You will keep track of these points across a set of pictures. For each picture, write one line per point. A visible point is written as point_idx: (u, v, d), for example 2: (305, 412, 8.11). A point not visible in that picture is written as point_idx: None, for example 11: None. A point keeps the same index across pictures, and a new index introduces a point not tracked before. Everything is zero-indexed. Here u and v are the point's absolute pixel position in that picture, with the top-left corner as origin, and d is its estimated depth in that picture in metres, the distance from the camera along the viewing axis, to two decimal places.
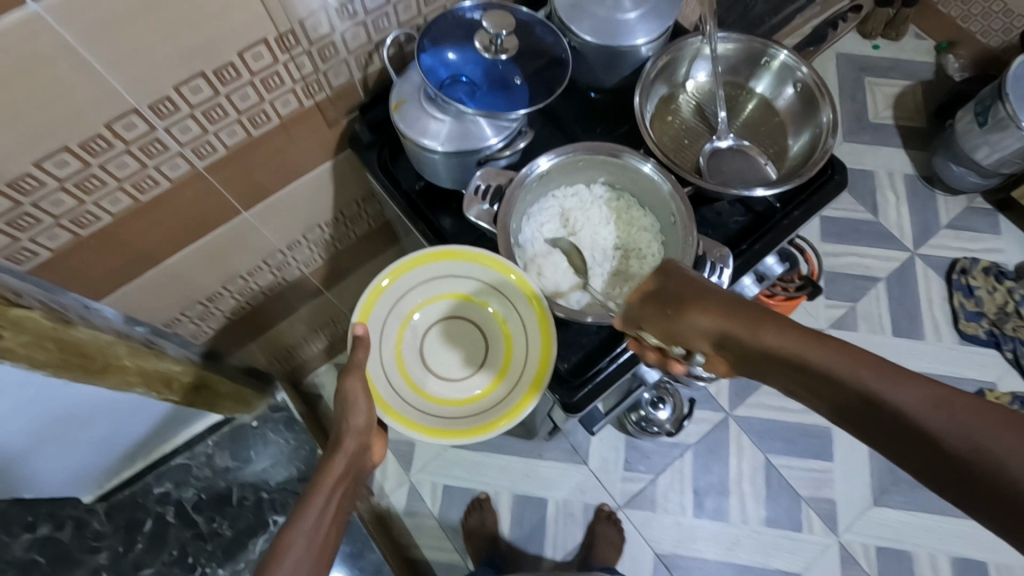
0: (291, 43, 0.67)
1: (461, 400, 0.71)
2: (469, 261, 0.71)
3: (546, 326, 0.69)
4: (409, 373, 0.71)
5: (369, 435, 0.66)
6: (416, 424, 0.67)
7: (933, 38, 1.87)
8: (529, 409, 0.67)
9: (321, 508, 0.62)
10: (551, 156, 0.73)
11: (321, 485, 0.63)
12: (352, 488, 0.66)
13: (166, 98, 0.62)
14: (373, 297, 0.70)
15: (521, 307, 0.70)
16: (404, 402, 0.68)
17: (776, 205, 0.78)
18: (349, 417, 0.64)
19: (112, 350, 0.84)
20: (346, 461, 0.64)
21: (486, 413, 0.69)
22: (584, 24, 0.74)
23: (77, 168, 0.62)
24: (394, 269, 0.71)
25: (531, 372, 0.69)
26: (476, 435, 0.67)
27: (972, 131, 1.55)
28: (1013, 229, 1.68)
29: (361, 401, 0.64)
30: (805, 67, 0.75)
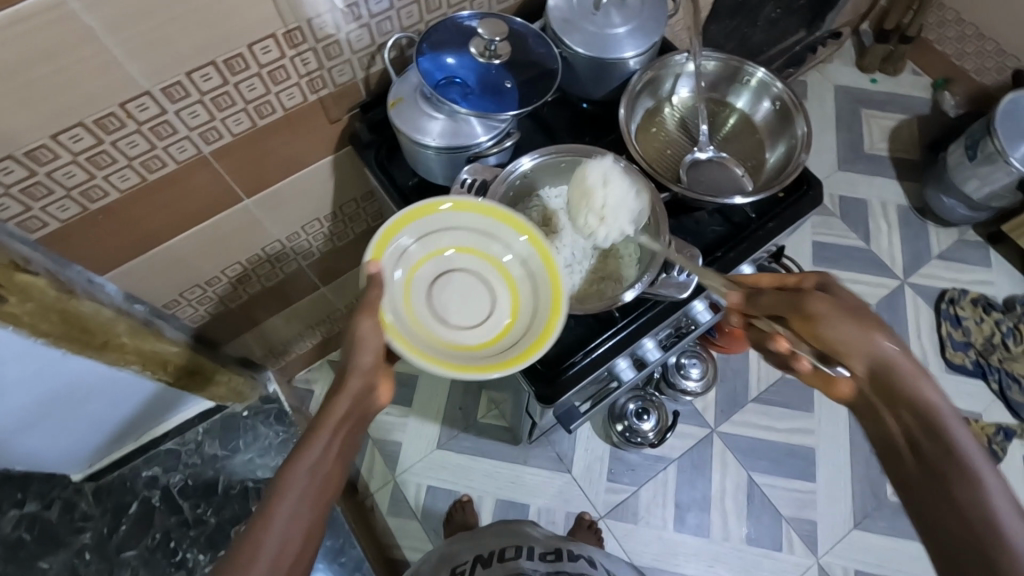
0: (298, 40, 0.71)
1: (474, 346, 0.68)
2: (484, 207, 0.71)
3: (563, 270, 0.68)
4: (420, 316, 0.67)
5: (375, 374, 0.62)
6: (437, 361, 0.63)
7: (929, 75, 1.92)
8: (555, 344, 0.65)
9: (324, 448, 0.58)
10: (533, 156, 0.77)
11: (326, 425, 0.59)
12: (358, 429, 0.62)
13: (178, 83, 0.66)
14: (385, 240, 0.68)
15: (539, 251, 0.70)
16: (420, 344, 0.65)
17: (751, 214, 0.82)
18: (355, 355, 0.61)
19: (112, 326, 0.88)
20: (350, 400, 0.60)
21: (503, 355, 0.66)
22: (576, 37, 0.78)
23: (90, 143, 0.66)
24: (404, 213, 0.68)
25: (554, 312, 0.67)
26: (501, 370, 0.64)
27: (962, 164, 1.58)
28: (1003, 263, 1.71)
29: (370, 339, 0.60)
30: (780, 83, 0.80)
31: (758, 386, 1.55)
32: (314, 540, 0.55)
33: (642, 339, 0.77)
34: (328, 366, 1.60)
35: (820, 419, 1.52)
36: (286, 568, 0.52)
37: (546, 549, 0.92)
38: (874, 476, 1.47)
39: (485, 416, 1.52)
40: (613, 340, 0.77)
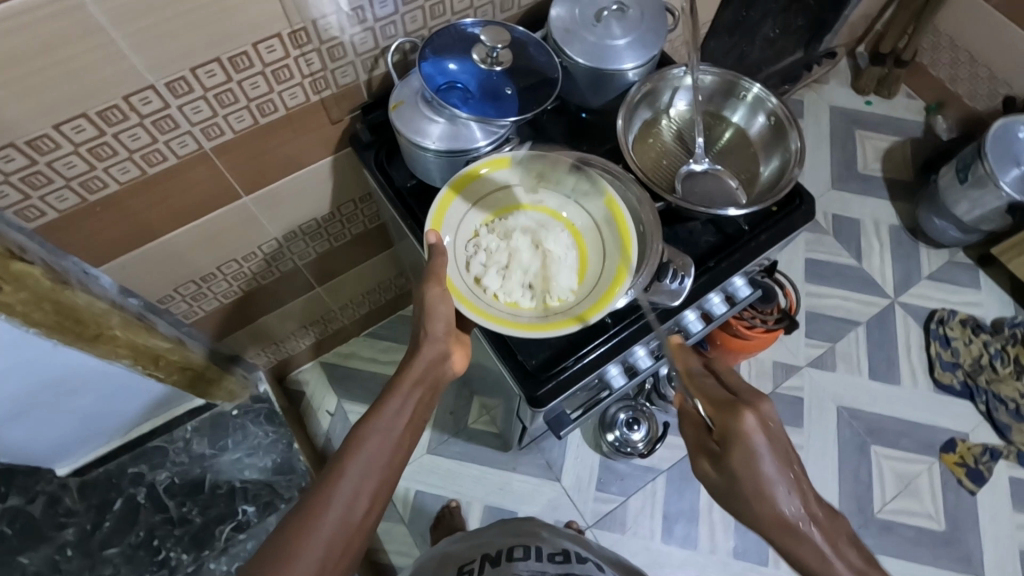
0: (303, 40, 0.72)
1: (542, 301, 0.75)
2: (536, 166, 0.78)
3: (614, 220, 0.76)
4: (485, 279, 0.74)
5: (446, 341, 0.70)
6: (508, 321, 0.71)
7: (923, 98, 1.95)
8: (620, 294, 0.72)
9: (396, 410, 0.66)
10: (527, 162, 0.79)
11: (401, 388, 0.67)
12: (429, 396, 0.69)
13: (182, 78, 0.67)
14: (444, 208, 0.75)
15: (591, 206, 0.79)
16: (489, 305, 0.72)
17: (744, 227, 0.83)
18: (427, 324, 0.69)
19: (106, 319, 0.88)
20: (423, 367, 0.68)
21: (570, 310, 0.73)
22: (576, 47, 0.80)
23: (91, 134, 0.67)
24: (458, 181, 0.76)
25: (612, 264, 0.75)
26: (568, 324, 0.71)
27: (953, 187, 1.61)
28: (992, 285, 1.73)
29: (439, 307, 0.68)
30: (775, 99, 0.82)
31: None
32: (386, 492, 0.62)
33: (633, 347, 0.78)
34: (320, 367, 1.60)
35: (809, 435, 1.54)
36: (357, 521, 0.59)
37: (554, 549, 0.90)
38: (861, 493, 1.48)
39: (475, 422, 1.52)
40: (605, 346, 0.77)
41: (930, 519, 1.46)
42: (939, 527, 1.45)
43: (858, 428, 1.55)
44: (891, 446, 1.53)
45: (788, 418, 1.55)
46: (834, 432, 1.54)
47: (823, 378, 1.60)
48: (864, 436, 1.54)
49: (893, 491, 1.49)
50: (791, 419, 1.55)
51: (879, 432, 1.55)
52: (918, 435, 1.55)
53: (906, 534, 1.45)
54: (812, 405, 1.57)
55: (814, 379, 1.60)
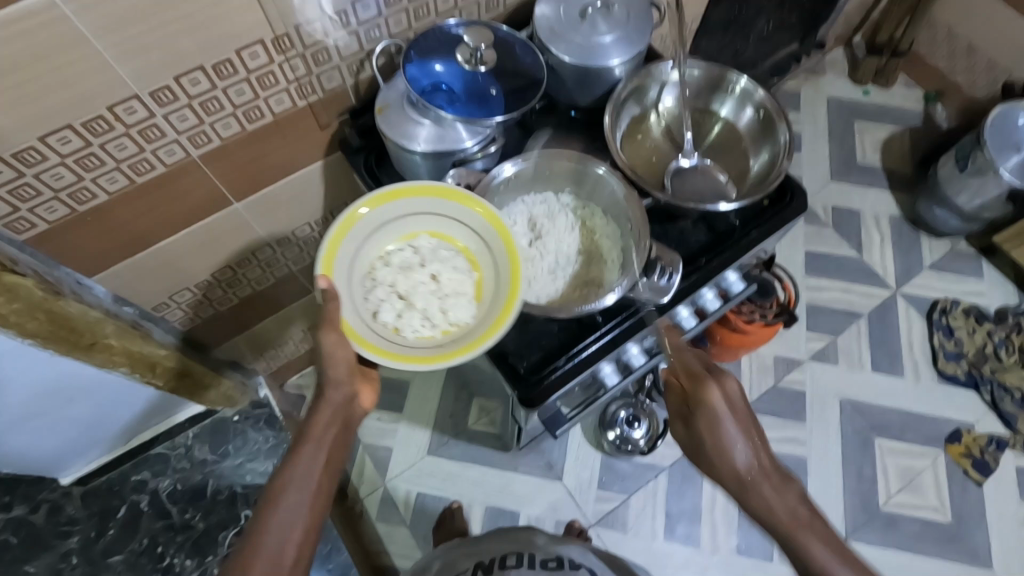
0: (286, 46, 0.72)
1: (442, 330, 0.71)
2: (431, 195, 0.73)
3: (511, 247, 0.72)
4: (382, 314, 0.71)
5: (352, 382, 0.67)
6: (400, 355, 0.67)
7: (921, 87, 1.93)
8: (512, 318, 0.68)
9: (311, 454, 0.63)
10: (516, 162, 0.77)
11: (312, 433, 0.65)
12: (345, 437, 0.67)
13: (166, 87, 0.67)
14: (334, 248, 0.69)
15: (486, 232, 0.74)
16: (382, 340, 0.68)
17: (735, 222, 0.83)
18: (328, 369, 0.66)
19: (100, 327, 0.88)
20: (333, 409, 0.66)
21: (467, 336, 0.70)
22: (562, 45, 0.79)
23: (78, 145, 0.67)
24: (348, 216, 0.71)
25: (507, 287, 0.71)
26: (465, 352, 0.67)
27: (953, 176, 1.59)
28: (995, 274, 1.71)
29: (338, 352, 0.64)
30: (763, 92, 0.81)
31: (750, 395, 1.57)
32: (311, 543, 0.60)
33: (625, 345, 0.78)
34: None
35: (811, 430, 1.52)
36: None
37: (546, 555, 0.90)
38: (865, 487, 1.47)
39: (476, 423, 1.52)
40: (596, 345, 0.77)
41: (937, 512, 1.45)
42: (946, 520, 1.44)
43: (862, 422, 1.54)
44: (895, 440, 1.52)
45: (790, 414, 1.54)
46: (837, 426, 1.53)
47: (825, 372, 1.59)
48: (868, 430, 1.53)
49: (898, 484, 1.47)
50: (793, 414, 1.54)
51: (882, 425, 1.53)
52: (923, 428, 1.54)
53: (912, 528, 1.43)
54: (815, 399, 1.56)
55: (816, 373, 1.58)
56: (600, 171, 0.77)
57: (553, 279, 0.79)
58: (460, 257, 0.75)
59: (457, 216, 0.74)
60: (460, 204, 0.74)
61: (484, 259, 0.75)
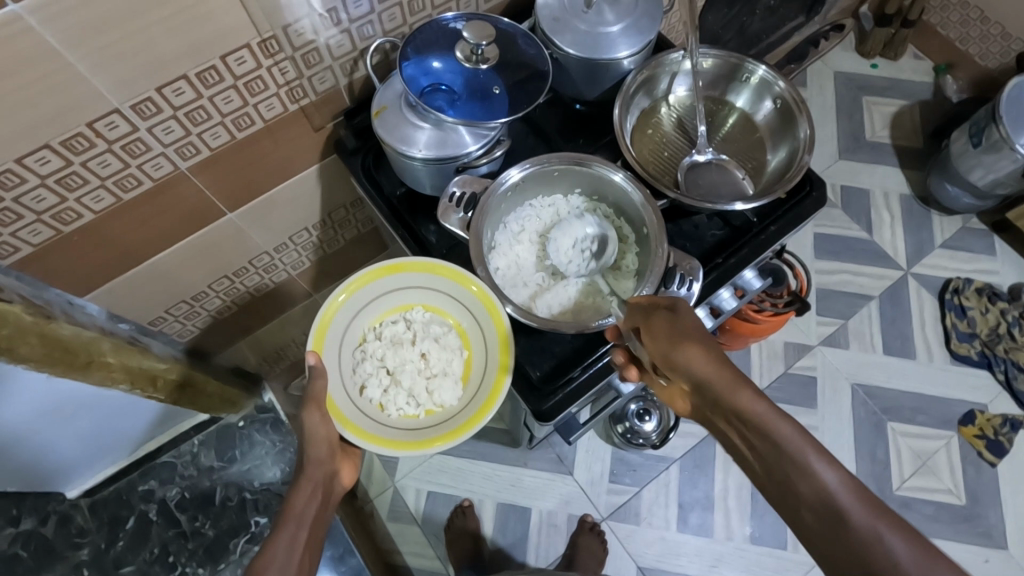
0: (274, 49, 0.68)
1: (425, 410, 0.69)
2: (423, 271, 0.70)
3: (502, 326, 0.67)
4: (369, 390, 0.69)
5: (332, 459, 0.63)
6: (383, 439, 0.65)
7: (931, 58, 1.87)
8: (496, 407, 0.65)
9: (289, 541, 0.56)
10: (521, 167, 0.73)
11: (289, 515, 0.58)
12: (322, 514, 0.61)
13: (148, 99, 0.63)
14: (326, 322, 0.67)
15: (478, 311, 0.69)
16: (369, 420, 0.66)
17: (752, 219, 0.79)
18: (308, 446, 0.61)
19: (96, 346, 0.85)
20: (313, 485, 0.60)
21: (450, 421, 0.67)
22: (566, 37, 0.75)
23: (58, 165, 0.63)
24: (344, 288, 0.69)
25: (494, 369, 0.67)
26: (446, 440, 0.65)
27: (966, 152, 1.55)
28: (1008, 251, 1.68)
29: (321, 426, 0.61)
30: (782, 82, 0.76)
31: (760, 382, 1.55)
32: None
33: None
34: None
35: (823, 415, 1.51)
36: None
37: None
38: (878, 471, 1.46)
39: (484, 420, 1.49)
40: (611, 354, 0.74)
41: (950, 494, 1.44)
42: (960, 502, 1.43)
43: (874, 405, 1.52)
44: (908, 423, 1.50)
45: (802, 400, 1.52)
46: (849, 411, 1.52)
47: (838, 357, 1.57)
48: (880, 414, 1.51)
49: (912, 467, 1.46)
50: (805, 400, 1.52)
51: (895, 409, 1.52)
52: (936, 410, 1.52)
53: (926, 511, 1.43)
54: (826, 383, 1.54)
55: (828, 358, 1.56)
56: (617, 177, 0.73)
57: (562, 288, 0.74)
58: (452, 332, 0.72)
59: (449, 292, 0.71)
60: (455, 281, 0.69)
61: (475, 336, 0.71)
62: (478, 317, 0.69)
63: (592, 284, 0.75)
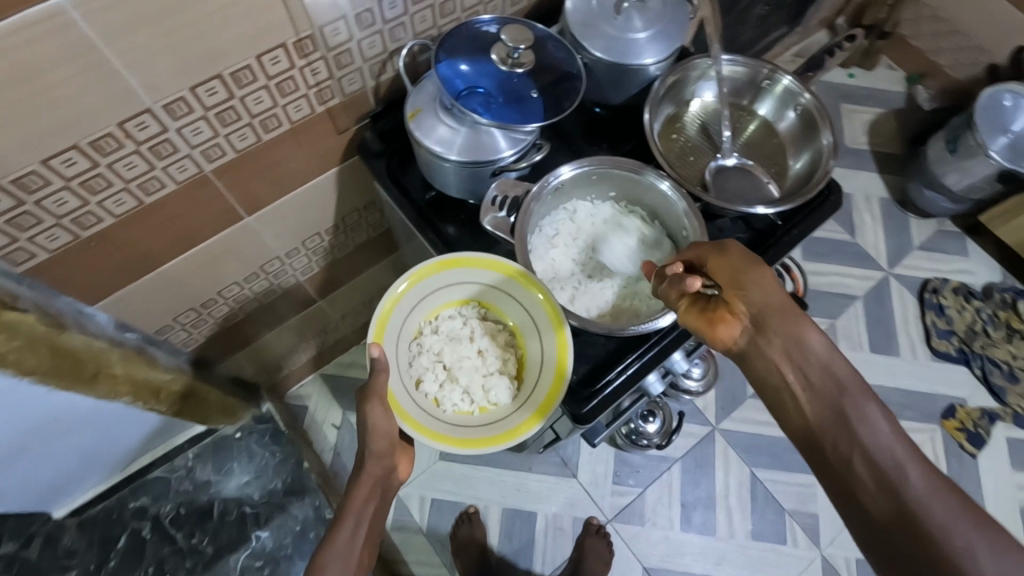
0: (309, 49, 0.66)
1: (479, 408, 0.69)
2: (486, 268, 0.68)
3: (562, 331, 0.66)
4: (426, 383, 0.69)
5: (392, 455, 0.61)
6: (440, 435, 0.63)
7: (904, 69, 1.96)
8: (554, 410, 0.64)
9: (349, 536, 0.58)
10: (574, 166, 0.74)
11: (349, 510, 0.59)
12: (381, 508, 0.62)
13: (181, 99, 0.61)
14: (387, 312, 0.66)
15: (538, 313, 0.68)
16: (426, 415, 0.65)
17: (778, 221, 0.80)
18: (370, 443, 0.60)
19: (104, 356, 0.81)
20: (371, 482, 0.60)
21: (505, 422, 0.66)
22: (597, 41, 0.75)
23: (84, 167, 0.60)
24: (408, 278, 0.67)
25: (551, 372, 0.66)
26: (502, 441, 0.64)
27: (943, 158, 1.63)
28: (981, 252, 1.76)
29: (382, 423, 0.60)
30: (808, 93, 0.79)
31: None
32: None
33: (673, 353, 0.76)
34: (321, 379, 1.51)
35: None
36: None
37: None
38: None
39: None
40: (645, 357, 0.74)
41: None
42: None
43: None
44: None
45: None
46: None
47: None
48: None
49: None
50: None
51: None
52: (920, 405, 1.58)
53: None
54: None
55: None
56: (662, 184, 0.73)
57: (599, 291, 0.76)
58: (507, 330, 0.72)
59: (508, 291, 0.70)
60: (519, 282, 0.67)
61: (532, 336, 0.70)
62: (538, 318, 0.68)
63: (628, 287, 0.77)
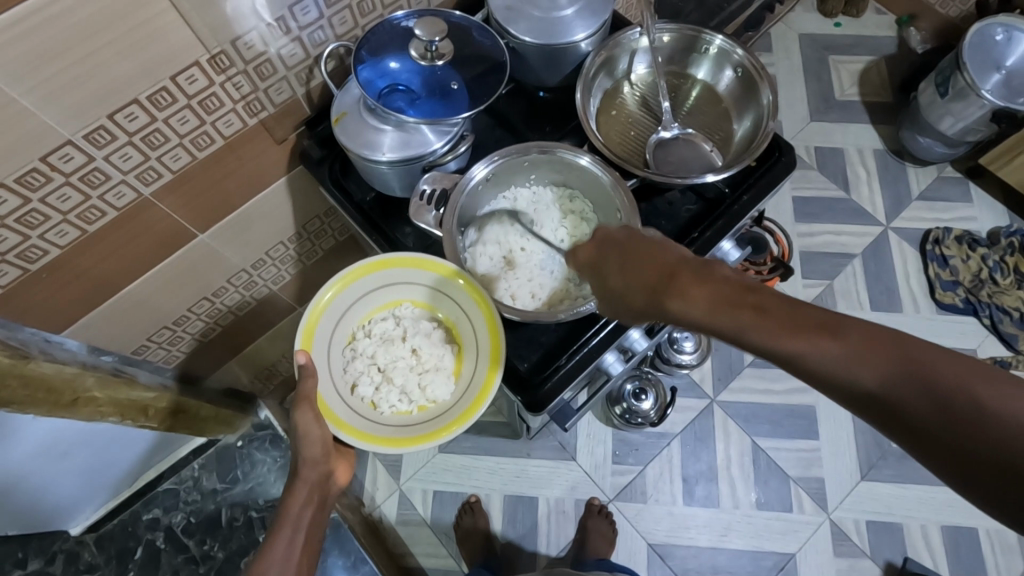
0: (225, 64, 0.67)
1: (418, 406, 0.69)
2: (412, 265, 0.69)
3: (495, 328, 0.66)
4: (361, 387, 0.69)
5: (328, 460, 0.63)
6: (373, 436, 0.64)
7: (893, 12, 1.86)
8: (487, 402, 0.64)
9: (289, 542, 0.61)
10: (486, 164, 0.72)
11: (285, 520, 0.62)
12: (320, 515, 0.64)
13: (101, 127, 0.62)
14: (314, 320, 0.66)
15: (469, 307, 0.68)
16: (360, 420, 0.65)
17: (725, 189, 0.78)
18: (303, 449, 0.61)
19: (80, 382, 0.84)
20: (308, 487, 0.63)
21: (441, 418, 0.66)
22: (521, 25, 0.74)
23: (16, 204, 0.62)
24: (335, 282, 0.68)
25: (485, 365, 0.66)
26: (438, 436, 0.64)
27: (934, 102, 1.55)
28: (984, 197, 1.67)
29: (315, 429, 0.61)
30: (740, 50, 0.77)
31: None
32: None
33: (626, 333, 0.75)
34: None
35: None
36: None
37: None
38: None
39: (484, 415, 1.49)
40: (597, 337, 0.74)
41: None
42: None
43: None
44: None
45: None
46: None
47: None
48: None
49: None
50: None
51: None
52: None
53: None
54: None
55: None
56: (583, 160, 0.73)
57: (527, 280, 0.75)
58: (440, 328, 0.72)
59: (438, 288, 0.70)
60: (444, 276, 0.68)
61: (464, 330, 0.70)
62: (468, 312, 0.69)
63: (560, 276, 0.76)
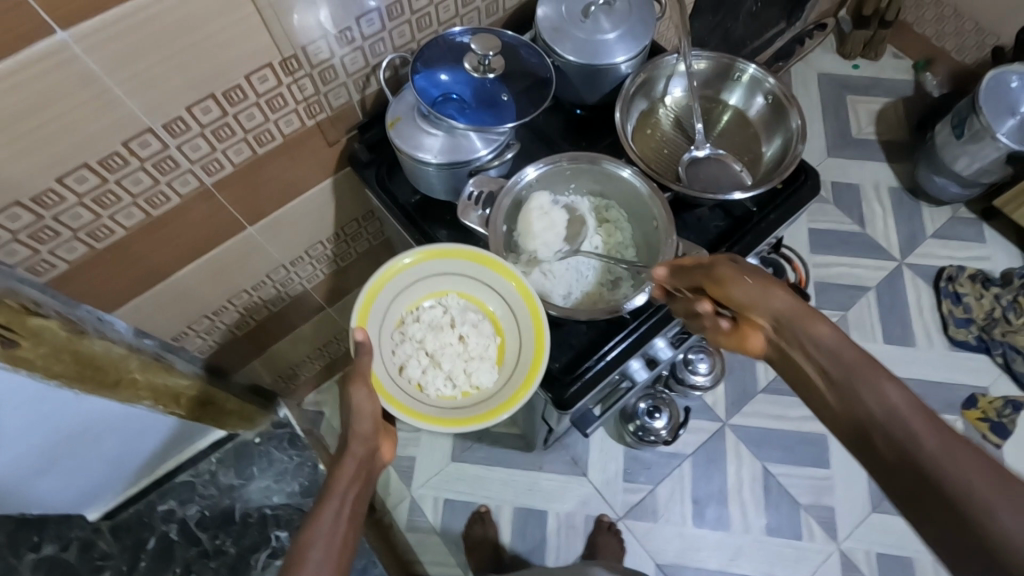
0: (294, 67, 0.72)
1: (463, 391, 0.73)
2: (465, 259, 0.73)
3: (539, 321, 0.71)
4: (409, 369, 0.73)
5: (376, 437, 0.67)
6: (423, 415, 0.68)
7: (911, 57, 1.92)
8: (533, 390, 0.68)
9: (336, 511, 0.63)
10: (537, 166, 0.77)
11: (333, 490, 0.64)
12: (365, 491, 0.66)
13: (179, 118, 0.67)
14: (370, 301, 0.70)
15: (517, 303, 0.72)
16: (410, 399, 0.69)
17: (752, 208, 0.81)
18: (355, 423, 0.65)
19: (124, 364, 0.88)
20: (356, 462, 0.65)
21: (487, 403, 0.70)
22: (566, 45, 0.79)
23: (95, 183, 0.66)
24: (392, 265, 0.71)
25: (530, 356, 0.71)
26: (485, 419, 0.68)
27: (949, 142, 1.60)
28: (997, 237, 1.70)
29: (367, 404, 0.64)
30: (772, 79, 0.82)
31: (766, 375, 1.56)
32: None
33: (653, 340, 0.78)
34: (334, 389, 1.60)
35: None
36: None
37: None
38: None
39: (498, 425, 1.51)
40: (625, 342, 0.77)
41: None
42: None
43: None
44: None
45: None
46: None
47: None
48: None
49: None
50: None
51: None
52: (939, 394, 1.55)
53: None
54: None
55: None
56: (624, 172, 0.78)
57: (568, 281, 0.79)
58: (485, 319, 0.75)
59: (487, 282, 0.74)
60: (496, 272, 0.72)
61: (508, 324, 0.74)
62: (515, 307, 0.73)
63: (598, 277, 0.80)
